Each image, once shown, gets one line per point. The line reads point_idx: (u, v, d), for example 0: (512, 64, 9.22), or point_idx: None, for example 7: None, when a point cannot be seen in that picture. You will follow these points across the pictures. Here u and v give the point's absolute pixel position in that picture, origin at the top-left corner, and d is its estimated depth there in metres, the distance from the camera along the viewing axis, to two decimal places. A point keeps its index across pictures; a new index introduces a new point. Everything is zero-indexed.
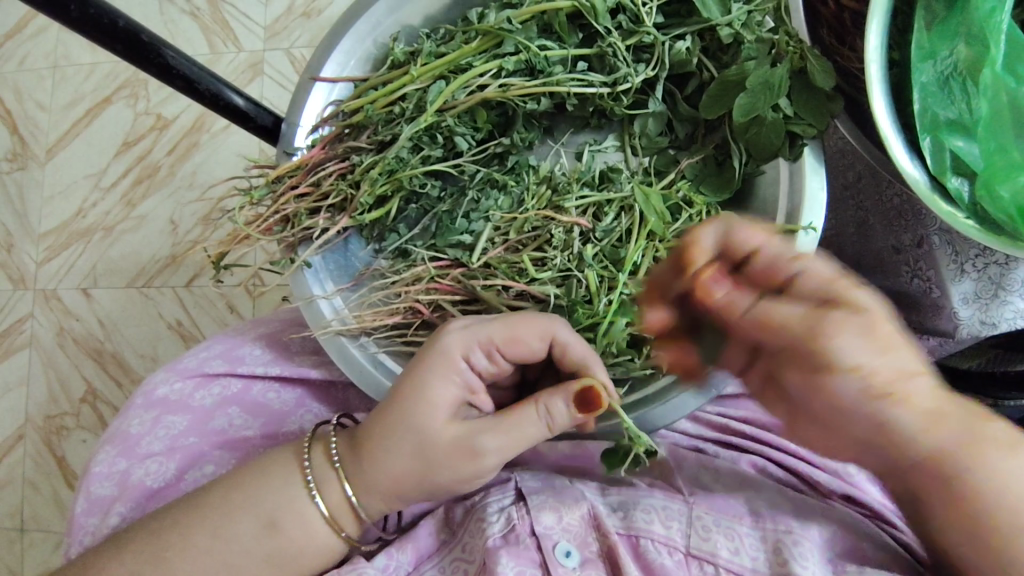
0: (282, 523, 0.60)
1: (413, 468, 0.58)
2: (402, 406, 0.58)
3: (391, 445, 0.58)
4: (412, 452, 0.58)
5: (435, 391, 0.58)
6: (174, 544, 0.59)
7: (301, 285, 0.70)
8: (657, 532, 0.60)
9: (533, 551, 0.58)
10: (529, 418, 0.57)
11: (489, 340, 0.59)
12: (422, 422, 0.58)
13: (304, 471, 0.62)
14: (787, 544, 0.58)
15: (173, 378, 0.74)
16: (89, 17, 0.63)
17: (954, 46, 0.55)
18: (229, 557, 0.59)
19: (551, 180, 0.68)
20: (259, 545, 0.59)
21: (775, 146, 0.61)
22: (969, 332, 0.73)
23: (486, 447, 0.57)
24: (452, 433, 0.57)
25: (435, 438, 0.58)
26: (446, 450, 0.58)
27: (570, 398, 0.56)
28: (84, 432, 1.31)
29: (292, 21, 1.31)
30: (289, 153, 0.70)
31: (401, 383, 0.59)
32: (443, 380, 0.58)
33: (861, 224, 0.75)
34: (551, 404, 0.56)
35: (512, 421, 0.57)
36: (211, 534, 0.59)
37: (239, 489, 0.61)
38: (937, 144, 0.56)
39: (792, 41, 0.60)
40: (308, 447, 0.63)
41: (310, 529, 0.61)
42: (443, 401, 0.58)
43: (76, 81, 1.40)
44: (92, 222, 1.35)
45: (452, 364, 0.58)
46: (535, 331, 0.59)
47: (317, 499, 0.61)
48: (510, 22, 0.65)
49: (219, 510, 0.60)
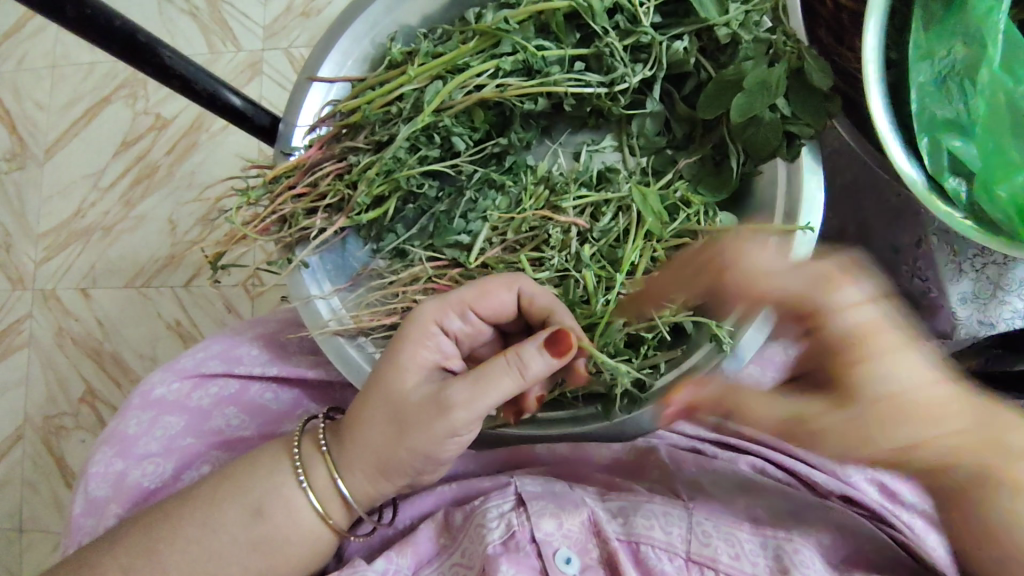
0: (271, 515, 0.60)
1: (395, 437, 0.57)
2: (379, 373, 0.58)
3: (372, 415, 0.58)
4: (385, 418, 0.57)
5: (405, 355, 0.58)
6: (166, 536, 0.59)
7: (298, 285, 0.70)
8: (658, 537, 0.59)
9: (534, 558, 0.59)
10: (499, 364, 0.54)
11: (458, 301, 0.59)
12: (393, 386, 0.57)
13: (294, 461, 0.61)
14: (786, 551, 0.59)
15: (170, 379, 0.73)
16: (85, 17, 0.63)
17: (952, 45, 0.55)
18: (217, 547, 0.59)
19: (548, 180, 0.67)
20: (245, 532, 0.59)
21: (773, 146, 0.61)
22: (967, 333, 0.73)
23: (452, 399, 0.54)
24: (427, 393, 0.56)
25: (406, 400, 0.57)
26: (420, 410, 0.56)
27: (539, 341, 0.54)
28: (83, 432, 1.30)
29: (291, 21, 1.31)
30: (287, 153, 0.70)
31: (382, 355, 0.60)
32: (418, 345, 0.58)
33: (862, 224, 0.76)
34: (520, 350, 0.54)
35: (479, 370, 0.55)
36: (200, 525, 0.59)
37: (230, 483, 0.61)
38: (934, 144, 0.56)
39: (789, 40, 0.60)
40: (298, 443, 0.62)
41: (296, 518, 0.60)
42: (414, 363, 0.58)
43: (75, 80, 1.40)
44: (92, 222, 1.35)
45: (423, 328, 0.59)
46: (500, 287, 0.60)
47: (307, 491, 0.61)
48: (507, 22, 0.64)
49: (207, 504, 0.60)
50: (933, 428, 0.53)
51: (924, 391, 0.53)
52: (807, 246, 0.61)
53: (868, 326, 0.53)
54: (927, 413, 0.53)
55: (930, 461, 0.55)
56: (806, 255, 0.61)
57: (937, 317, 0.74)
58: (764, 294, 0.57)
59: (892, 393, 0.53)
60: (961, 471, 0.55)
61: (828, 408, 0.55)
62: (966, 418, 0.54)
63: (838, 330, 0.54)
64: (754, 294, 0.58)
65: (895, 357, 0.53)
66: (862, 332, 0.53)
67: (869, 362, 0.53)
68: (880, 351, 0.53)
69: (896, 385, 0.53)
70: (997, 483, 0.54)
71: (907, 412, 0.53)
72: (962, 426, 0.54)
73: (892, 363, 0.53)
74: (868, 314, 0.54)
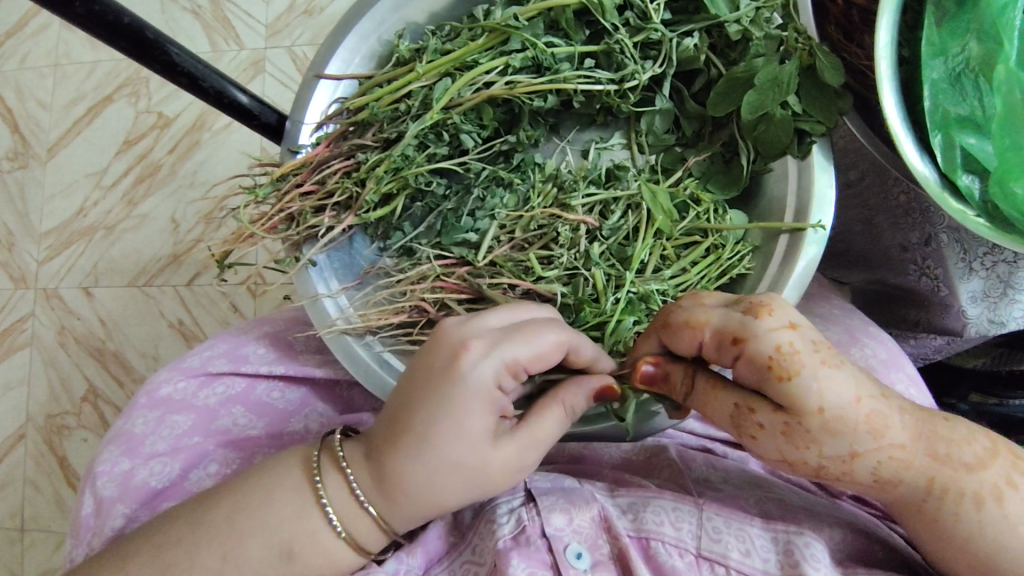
0: (298, 549, 0.57)
1: (468, 497, 0.56)
2: (441, 445, 0.53)
3: (440, 486, 0.54)
4: (454, 485, 0.54)
5: (469, 423, 0.53)
6: (182, 559, 0.57)
7: (305, 284, 0.69)
8: (668, 533, 0.59)
9: (545, 552, 0.58)
10: (561, 416, 0.56)
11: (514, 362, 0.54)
12: (460, 456, 0.53)
13: (317, 492, 0.58)
14: (798, 545, 0.58)
15: (177, 378, 0.73)
16: (94, 14, 0.63)
17: (965, 42, 0.55)
18: (234, 567, 0.57)
19: (557, 179, 0.67)
20: (273, 569, 0.57)
21: (784, 144, 0.61)
22: (977, 331, 0.75)
23: (530, 461, 0.55)
24: (502, 460, 0.54)
25: (479, 468, 0.54)
26: (498, 478, 0.55)
27: (598, 389, 0.57)
28: (86, 432, 1.30)
29: (293, 19, 1.31)
30: (293, 151, 0.70)
31: (431, 418, 0.54)
32: (480, 411, 0.54)
33: (869, 223, 0.78)
34: (578, 402, 0.57)
35: (549, 429, 0.56)
36: (221, 558, 0.56)
37: (246, 512, 0.57)
38: (948, 141, 0.56)
39: (801, 37, 0.59)
40: (317, 462, 0.59)
41: (316, 534, 0.57)
42: (479, 431, 0.53)
43: (77, 79, 1.40)
44: (94, 222, 1.35)
45: (481, 393, 0.54)
46: (554, 345, 0.55)
47: (335, 523, 0.57)
48: (517, 19, 0.63)
49: (225, 532, 0.57)
50: (874, 440, 0.51)
51: (858, 408, 0.50)
52: (817, 244, 0.60)
53: (798, 346, 0.49)
54: (876, 428, 0.51)
55: (876, 473, 0.52)
56: (817, 253, 0.60)
57: (948, 314, 0.75)
58: (701, 325, 0.53)
59: (824, 408, 0.49)
60: (910, 484, 0.53)
61: (771, 414, 0.51)
62: (911, 430, 0.52)
63: (766, 349, 0.49)
64: (694, 323, 0.53)
65: (829, 373, 0.49)
66: (792, 351, 0.49)
67: (794, 378, 0.49)
68: (811, 368, 0.49)
69: (826, 400, 0.49)
70: (956, 493, 0.53)
71: (851, 425, 0.50)
72: (907, 438, 0.52)
73: (823, 378, 0.49)
74: (807, 335, 0.50)
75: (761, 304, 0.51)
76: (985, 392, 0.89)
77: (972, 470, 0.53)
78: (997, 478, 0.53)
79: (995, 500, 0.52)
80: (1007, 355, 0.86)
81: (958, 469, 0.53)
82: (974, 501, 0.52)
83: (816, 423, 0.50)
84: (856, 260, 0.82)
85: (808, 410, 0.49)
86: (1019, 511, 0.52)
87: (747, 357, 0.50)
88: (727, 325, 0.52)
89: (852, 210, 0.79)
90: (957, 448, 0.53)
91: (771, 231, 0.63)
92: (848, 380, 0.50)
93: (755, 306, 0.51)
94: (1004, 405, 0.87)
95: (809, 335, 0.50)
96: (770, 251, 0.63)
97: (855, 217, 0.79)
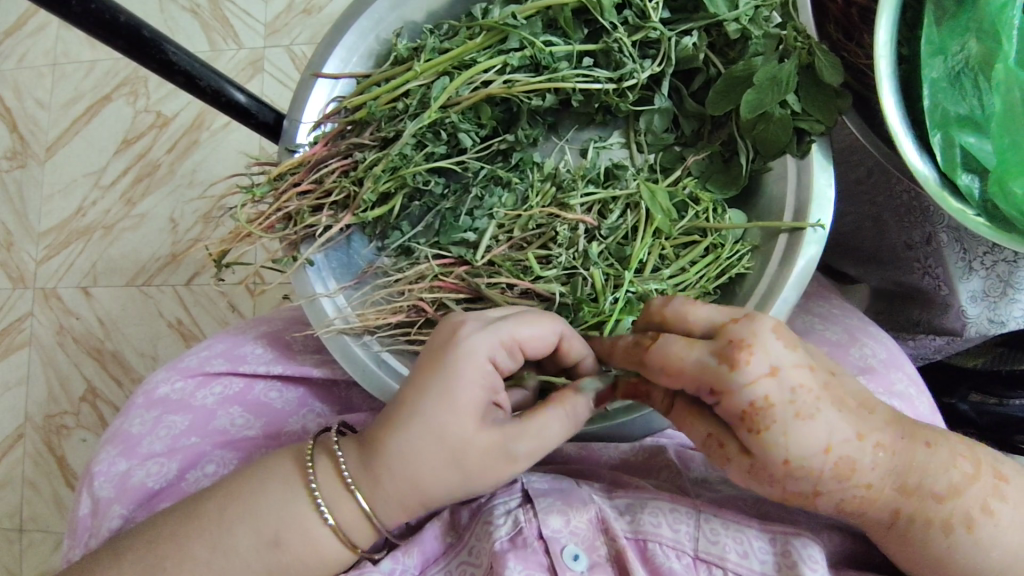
0: (285, 540, 0.57)
1: (446, 477, 0.54)
2: (427, 408, 0.54)
3: (419, 451, 0.54)
4: (436, 459, 0.54)
5: (460, 398, 0.53)
6: (172, 555, 0.57)
7: (303, 284, 0.69)
8: (666, 535, 0.59)
9: (542, 555, 0.58)
10: (560, 416, 0.54)
11: (509, 337, 0.55)
12: (447, 430, 0.53)
13: (310, 487, 0.58)
14: (796, 546, 0.57)
15: (174, 378, 0.73)
16: (89, 13, 0.62)
17: (965, 41, 0.55)
18: (221, 562, 0.57)
19: (555, 177, 0.67)
20: (260, 558, 0.57)
21: (783, 142, 0.60)
22: (977, 331, 0.74)
23: (519, 451, 0.53)
24: (488, 442, 0.53)
25: (463, 446, 0.53)
26: (485, 460, 0.53)
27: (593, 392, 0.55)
28: (85, 432, 1.30)
29: (292, 18, 1.31)
30: (291, 150, 0.70)
31: (423, 383, 0.55)
32: (470, 385, 0.54)
33: (877, 219, 0.77)
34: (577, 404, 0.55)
35: (544, 423, 0.54)
36: (208, 544, 0.57)
37: (235, 500, 0.58)
38: (947, 140, 0.56)
39: (800, 36, 0.59)
40: (311, 455, 0.59)
41: (314, 542, 0.57)
42: (468, 407, 0.53)
43: (76, 78, 1.39)
44: (93, 222, 1.35)
45: (473, 367, 0.54)
46: (550, 329, 0.56)
47: (326, 515, 0.57)
48: (515, 17, 0.63)
49: (216, 521, 0.57)
50: (836, 482, 0.51)
51: (827, 457, 0.50)
52: (817, 244, 0.60)
53: (772, 400, 0.48)
54: (842, 472, 0.50)
55: (839, 507, 0.53)
56: (817, 253, 0.60)
57: (948, 313, 0.75)
58: (682, 367, 0.50)
59: (790, 459, 0.49)
60: (877, 515, 0.54)
61: (739, 455, 0.51)
62: (882, 464, 0.52)
63: (741, 403, 0.49)
64: (672, 368, 0.51)
65: (803, 427, 0.49)
66: (766, 405, 0.48)
67: (763, 434, 0.48)
68: (783, 423, 0.48)
69: (793, 453, 0.49)
70: (925, 520, 0.53)
71: (817, 472, 0.50)
72: (876, 477, 0.52)
73: (794, 431, 0.49)
74: (787, 382, 0.48)
75: (738, 351, 0.49)
76: (984, 391, 0.88)
77: (944, 500, 0.53)
78: (971, 507, 0.53)
79: (966, 527, 0.53)
80: (1011, 355, 0.85)
81: (928, 500, 0.53)
82: (944, 526, 0.53)
83: (779, 470, 0.50)
84: (870, 258, 0.81)
85: (773, 461, 0.49)
86: (991, 536, 0.53)
87: (724, 404, 0.49)
88: (704, 373, 0.50)
89: (862, 206, 0.78)
90: (931, 478, 0.53)
91: (771, 230, 0.63)
92: (823, 426, 0.49)
93: (731, 348, 0.49)
94: (1004, 405, 0.87)
95: (790, 383, 0.49)
96: (769, 250, 0.63)
97: (866, 214, 0.78)
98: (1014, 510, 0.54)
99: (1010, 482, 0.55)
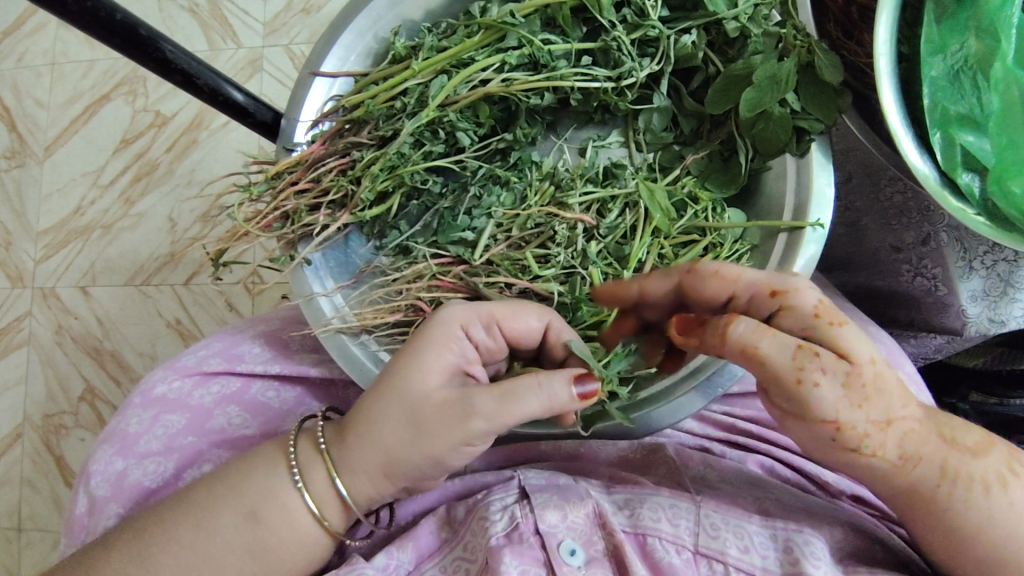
0: (263, 514, 0.57)
1: (411, 441, 0.54)
2: (399, 372, 0.55)
3: (386, 409, 0.55)
4: (402, 419, 0.54)
5: (429, 356, 0.55)
6: (160, 540, 0.57)
7: (300, 282, 0.69)
8: (665, 530, 0.59)
9: (538, 550, 0.57)
10: (529, 385, 0.52)
11: (488, 310, 0.57)
12: (413, 387, 0.54)
13: (290, 462, 0.59)
14: (797, 543, 0.57)
15: (172, 377, 0.73)
16: (87, 11, 0.62)
17: (964, 39, 0.54)
18: (209, 550, 0.56)
19: (554, 176, 0.66)
20: (240, 537, 0.57)
21: (783, 141, 0.60)
22: (977, 330, 0.75)
23: (478, 413, 0.52)
24: (449, 401, 0.53)
25: (425, 406, 0.54)
26: (444, 422, 0.53)
27: (569, 377, 0.52)
28: (84, 432, 1.29)
29: (292, 18, 1.31)
30: (289, 149, 0.69)
31: (402, 349, 0.56)
32: (441, 346, 0.55)
33: (854, 225, 0.78)
34: (553, 384, 0.52)
35: (508, 390, 0.52)
36: (194, 528, 0.57)
37: (223, 481, 0.58)
38: (948, 139, 0.55)
39: (800, 35, 0.59)
40: (294, 438, 0.60)
41: (302, 532, 0.58)
42: (438, 367, 0.54)
43: (76, 77, 1.39)
44: (91, 221, 1.34)
45: (447, 330, 0.55)
46: (531, 313, 0.58)
47: (302, 491, 0.58)
48: (513, 16, 0.63)
49: (202, 504, 0.58)
50: (901, 406, 0.51)
51: (890, 371, 0.51)
52: (817, 243, 0.59)
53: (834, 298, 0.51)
54: (904, 396, 0.51)
55: (900, 449, 0.52)
56: (816, 252, 0.59)
57: (947, 313, 0.75)
58: (735, 279, 0.53)
59: (873, 358, 0.50)
60: (924, 473, 0.52)
61: (832, 361, 0.48)
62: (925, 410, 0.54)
63: (809, 301, 0.50)
64: (725, 276, 0.53)
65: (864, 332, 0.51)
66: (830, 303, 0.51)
67: (842, 323, 0.49)
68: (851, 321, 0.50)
69: (872, 351, 0.50)
70: (966, 477, 0.52)
71: (890, 385, 0.50)
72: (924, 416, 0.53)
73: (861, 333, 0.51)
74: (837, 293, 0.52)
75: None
76: (985, 392, 0.88)
77: (977, 454, 0.53)
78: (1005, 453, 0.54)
79: (1000, 484, 0.52)
80: (1008, 355, 0.84)
81: (964, 453, 0.53)
82: (983, 485, 0.52)
83: (870, 371, 0.49)
84: (841, 264, 0.83)
85: (863, 357, 0.49)
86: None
87: (794, 306, 0.50)
88: (761, 280, 0.52)
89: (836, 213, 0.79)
90: (960, 432, 0.54)
91: (770, 229, 0.63)
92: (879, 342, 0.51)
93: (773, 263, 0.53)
94: (1005, 404, 0.86)
95: None
96: (769, 249, 0.63)
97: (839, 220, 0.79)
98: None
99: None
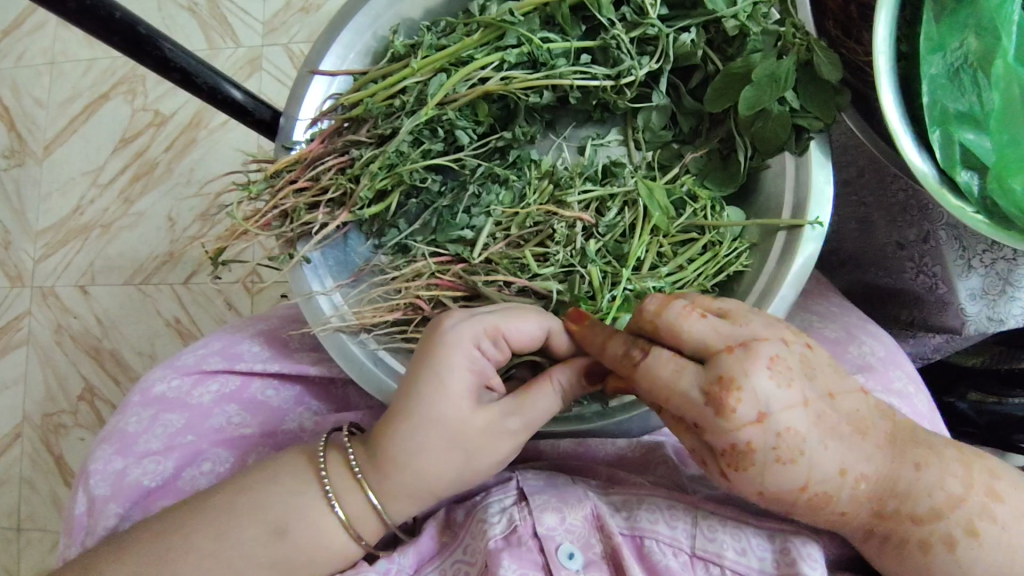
0: (292, 529, 0.57)
1: (456, 463, 0.55)
2: (424, 407, 0.54)
3: (420, 439, 0.55)
4: (440, 446, 0.55)
5: (452, 382, 0.54)
6: (178, 545, 0.56)
7: (299, 281, 0.68)
8: (662, 532, 0.59)
9: (536, 553, 0.58)
10: (544, 387, 0.56)
11: (491, 322, 0.56)
12: (444, 415, 0.54)
13: (322, 480, 0.59)
14: (794, 544, 0.57)
15: (170, 376, 0.73)
16: (85, 9, 0.62)
17: (964, 37, 0.54)
18: (232, 561, 0.56)
19: (552, 175, 0.66)
20: (265, 549, 0.57)
21: (782, 140, 0.60)
22: (977, 328, 0.75)
23: (517, 427, 0.55)
24: (486, 421, 0.55)
25: (463, 430, 0.54)
26: (485, 440, 0.55)
27: (572, 365, 0.56)
28: (84, 431, 1.30)
29: (291, 16, 1.31)
30: (288, 147, 0.69)
31: (412, 380, 0.56)
32: (461, 370, 0.55)
33: (864, 221, 0.78)
34: (565, 379, 0.56)
35: (532, 399, 0.55)
36: (213, 536, 0.57)
37: (245, 494, 0.58)
38: (946, 137, 0.55)
39: (798, 33, 0.59)
40: (322, 453, 0.60)
41: (309, 532, 0.58)
42: (461, 390, 0.55)
43: (75, 76, 1.39)
44: (91, 220, 1.34)
45: (463, 351, 0.55)
46: (531, 318, 0.57)
47: (336, 508, 0.58)
48: (512, 14, 0.63)
49: (220, 511, 0.58)
50: (809, 512, 0.53)
51: (805, 493, 0.51)
52: (816, 241, 0.59)
53: (755, 444, 0.48)
54: (818, 504, 0.52)
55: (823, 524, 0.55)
56: (815, 251, 0.59)
57: (947, 312, 0.75)
58: (666, 397, 0.50)
59: (765, 491, 0.51)
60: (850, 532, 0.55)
61: (718, 476, 0.53)
62: (861, 495, 0.53)
63: (724, 442, 0.49)
64: (661, 388, 0.51)
65: (781, 470, 0.49)
66: (747, 449, 0.49)
67: (741, 472, 0.50)
68: (762, 466, 0.49)
69: (768, 486, 0.50)
70: (901, 538, 0.53)
71: (795, 503, 0.52)
72: (851, 505, 0.53)
73: (776, 470, 0.49)
74: (774, 427, 0.48)
75: (728, 392, 0.48)
76: (983, 391, 0.88)
77: (922, 521, 0.53)
78: (955, 526, 0.52)
79: (946, 546, 0.52)
80: (1006, 353, 0.84)
81: (906, 520, 0.53)
82: (921, 546, 0.53)
83: (755, 497, 0.52)
84: (847, 259, 0.82)
85: (750, 490, 0.51)
86: (972, 559, 0.52)
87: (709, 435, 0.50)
88: (687, 405, 0.50)
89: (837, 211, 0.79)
90: (915, 498, 0.53)
91: (769, 227, 0.63)
92: (805, 469, 0.50)
93: (720, 385, 0.48)
94: (1004, 404, 0.85)
95: (780, 423, 0.48)
96: (767, 248, 0.63)
97: (849, 216, 0.79)
98: (1001, 531, 0.52)
99: (1003, 502, 0.53)
